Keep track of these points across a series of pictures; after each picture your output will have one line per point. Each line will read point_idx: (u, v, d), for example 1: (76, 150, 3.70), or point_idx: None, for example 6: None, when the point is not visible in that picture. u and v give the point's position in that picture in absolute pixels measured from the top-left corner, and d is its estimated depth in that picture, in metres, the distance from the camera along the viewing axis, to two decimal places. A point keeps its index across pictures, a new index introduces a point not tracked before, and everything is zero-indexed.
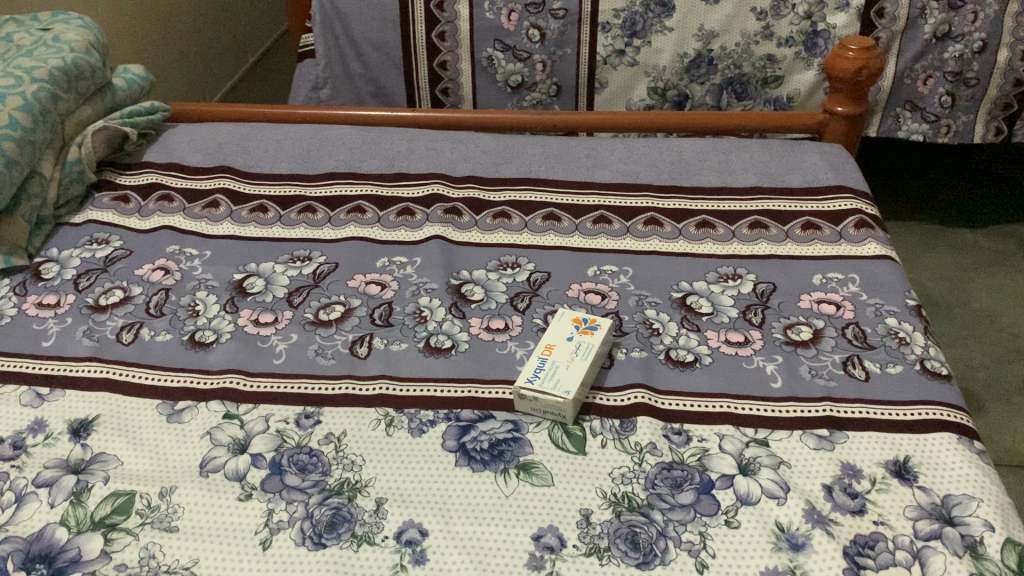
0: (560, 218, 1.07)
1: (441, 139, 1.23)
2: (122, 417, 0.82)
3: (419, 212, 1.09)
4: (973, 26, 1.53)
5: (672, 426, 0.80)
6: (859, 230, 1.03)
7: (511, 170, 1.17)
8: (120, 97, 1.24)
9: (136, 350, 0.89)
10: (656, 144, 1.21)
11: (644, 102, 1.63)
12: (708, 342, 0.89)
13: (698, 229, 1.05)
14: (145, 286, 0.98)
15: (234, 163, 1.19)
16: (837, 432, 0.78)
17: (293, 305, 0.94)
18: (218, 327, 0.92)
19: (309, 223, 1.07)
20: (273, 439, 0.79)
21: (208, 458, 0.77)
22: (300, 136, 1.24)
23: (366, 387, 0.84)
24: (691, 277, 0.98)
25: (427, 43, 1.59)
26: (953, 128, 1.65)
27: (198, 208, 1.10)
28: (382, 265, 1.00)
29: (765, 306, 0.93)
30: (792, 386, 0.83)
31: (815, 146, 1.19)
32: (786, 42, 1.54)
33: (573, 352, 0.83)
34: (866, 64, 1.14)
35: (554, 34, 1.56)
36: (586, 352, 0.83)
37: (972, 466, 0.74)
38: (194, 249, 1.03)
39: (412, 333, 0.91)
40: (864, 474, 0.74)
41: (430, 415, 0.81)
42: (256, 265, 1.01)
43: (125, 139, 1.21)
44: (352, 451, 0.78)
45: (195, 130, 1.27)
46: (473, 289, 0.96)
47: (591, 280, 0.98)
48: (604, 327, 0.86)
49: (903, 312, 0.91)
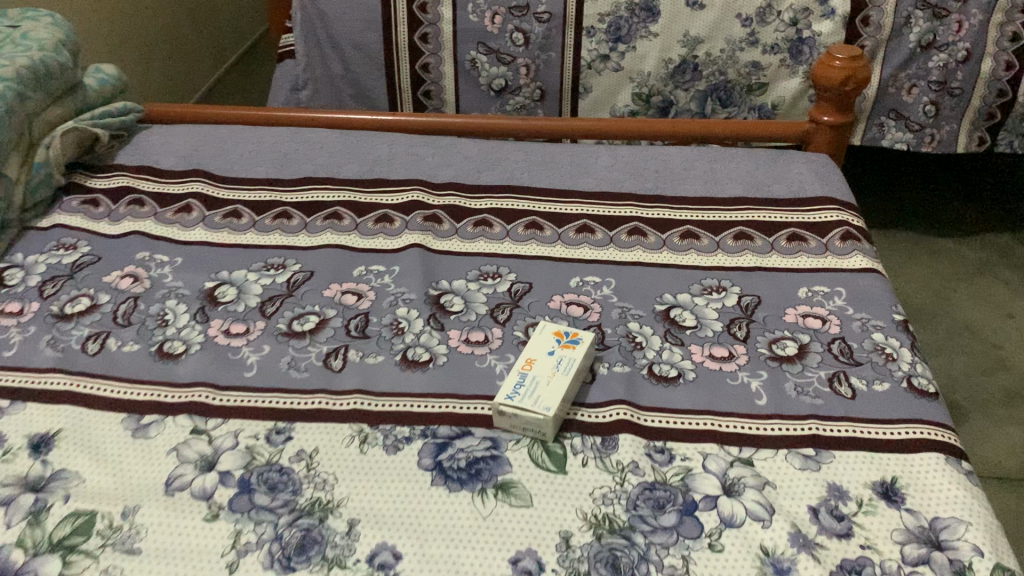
0: (542, 226, 1.05)
1: (422, 145, 1.21)
2: (86, 432, 0.79)
3: (398, 219, 1.06)
4: (957, 36, 1.55)
5: (655, 444, 0.78)
6: (846, 242, 1.01)
7: (492, 177, 1.14)
8: (92, 98, 1.20)
9: (102, 362, 0.86)
10: (640, 152, 1.19)
11: (628, 107, 1.62)
12: (692, 357, 0.87)
13: (682, 240, 1.03)
14: (113, 293, 0.94)
15: (207, 166, 1.15)
16: (823, 452, 0.77)
17: (265, 315, 0.91)
18: (188, 338, 0.89)
19: (284, 229, 1.04)
20: (241, 456, 0.77)
21: (174, 476, 0.75)
22: (278, 139, 1.21)
23: (339, 402, 0.81)
24: (675, 289, 0.95)
25: (411, 45, 1.57)
26: (936, 137, 1.66)
27: (170, 213, 1.07)
28: (359, 274, 0.97)
29: (750, 320, 0.91)
30: (778, 403, 0.82)
31: (800, 157, 1.17)
32: (771, 49, 1.55)
33: (554, 367, 0.81)
34: (853, 73, 1.13)
35: (538, 37, 1.55)
36: (568, 366, 0.81)
37: (961, 489, 0.73)
38: (164, 255, 1.00)
39: (389, 344, 0.88)
40: (850, 496, 0.73)
41: (406, 432, 0.79)
42: (228, 272, 0.97)
43: (96, 140, 1.17)
44: (323, 469, 0.75)
45: (170, 132, 1.23)
46: (452, 300, 0.94)
47: (573, 291, 0.95)
48: (586, 341, 0.84)
49: (890, 327, 0.90)
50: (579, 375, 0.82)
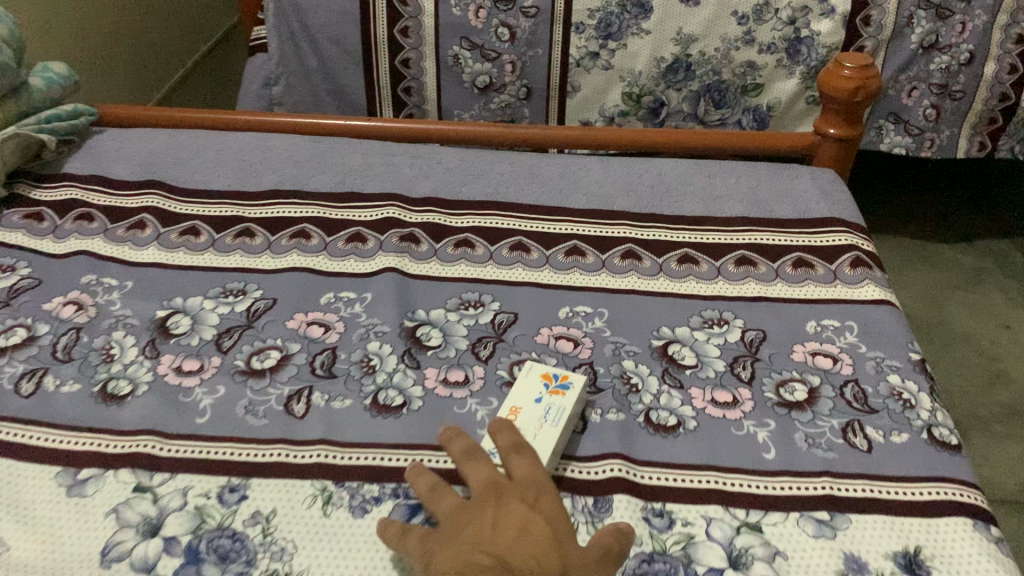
0: (529, 248, 0.97)
1: (399, 153, 1.12)
2: (14, 489, 0.70)
3: (371, 239, 0.97)
4: (960, 37, 1.49)
5: (653, 506, 0.70)
6: (856, 270, 0.94)
7: (475, 192, 1.05)
8: (38, 99, 1.10)
9: (37, 404, 0.77)
10: (633, 164, 1.11)
11: (618, 108, 1.55)
12: (692, 402, 0.79)
13: (679, 265, 0.95)
14: (53, 323, 0.85)
15: (165, 177, 1.06)
16: (839, 516, 0.69)
17: (222, 350, 0.83)
18: (134, 376, 0.80)
19: (246, 249, 0.95)
20: (190, 519, 0.68)
21: (111, 544, 0.66)
22: (242, 146, 1.12)
23: (301, 455, 0.73)
24: (673, 322, 0.88)
25: (389, 39, 1.48)
26: (936, 141, 1.62)
27: (121, 230, 0.97)
28: (327, 302, 0.89)
29: (755, 358, 0.84)
30: (787, 458, 0.74)
31: (805, 172, 1.10)
32: (768, 48, 1.47)
33: (541, 418, 0.73)
34: (863, 84, 1.04)
35: (524, 33, 1.46)
36: (556, 417, 0.73)
37: (992, 561, 0.66)
38: (113, 279, 0.91)
39: (358, 385, 0.79)
40: (870, 570, 0.65)
41: (375, 491, 0.70)
42: (183, 299, 0.88)
43: (42, 147, 1.08)
44: (281, 535, 0.67)
45: (125, 136, 1.13)
46: (430, 333, 0.85)
47: (562, 323, 0.87)
48: (577, 386, 0.76)
49: (906, 368, 0.83)
50: (569, 423, 0.75)
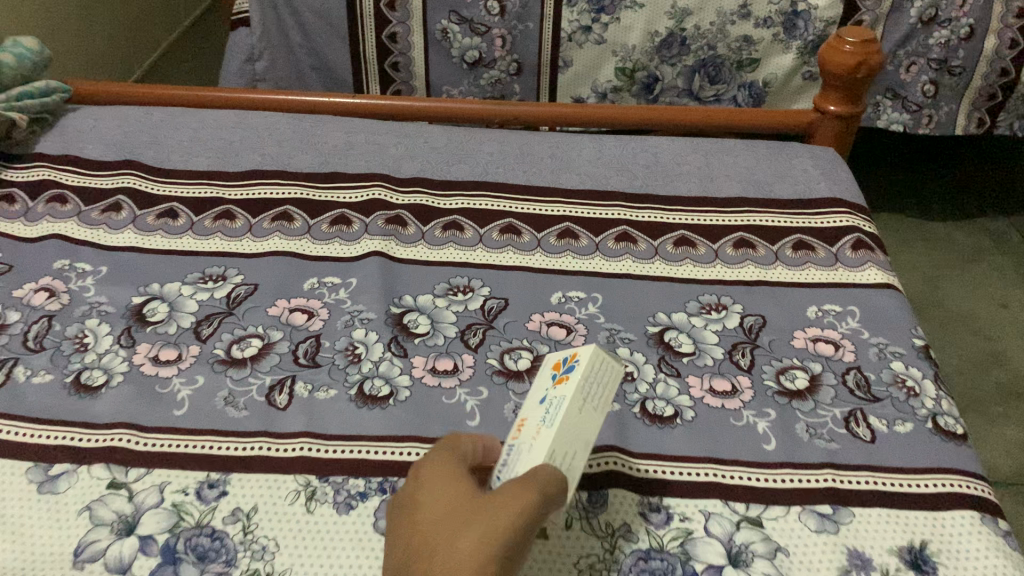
0: (520, 230, 0.93)
1: (385, 132, 1.08)
2: None
3: (357, 221, 0.94)
4: (961, 11, 1.46)
5: (650, 501, 0.67)
6: (857, 252, 0.91)
7: (464, 171, 1.02)
8: (7, 76, 1.05)
9: (6, 397, 0.74)
10: (627, 143, 1.07)
11: (611, 83, 1.51)
12: (690, 391, 0.76)
13: (676, 248, 0.92)
14: (25, 311, 0.82)
15: (142, 157, 1.02)
16: (842, 509, 0.67)
17: (201, 338, 0.79)
18: (109, 366, 0.77)
19: (227, 233, 0.92)
20: (167, 517, 0.65)
21: (85, 544, 0.63)
22: (223, 124, 1.08)
23: (283, 449, 0.70)
24: (669, 307, 0.85)
25: (375, 13, 1.43)
26: (935, 118, 1.60)
27: (95, 212, 0.94)
28: (311, 287, 0.85)
29: (754, 345, 0.81)
30: (788, 450, 0.71)
31: (804, 150, 1.07)
32: (764, 23, 1.43)
33: (540, 421, 0.59)
34: (866, 59, 1.01)
35: (515, 7, 1.42)
36: (555, 411, 0.58)
37: (999, 557, 0.64)
38: (87, 264, 0.87)
39: (343, 375, 0.76)
40: (875, 566, 0.63)
41: (361, 486, 0.68)
42: (160, 284, 0.85)
43: (13, 125, 1.03)
44: (263, 534, 0.64)
45: (100, 114, 1.09)
46: (417, 320, 0.82)
47: (555, 309, 0.84)
48: (582, 363, 0.60)
49: (910, 354, 0.80)
50: (583, 417, 0.59)
